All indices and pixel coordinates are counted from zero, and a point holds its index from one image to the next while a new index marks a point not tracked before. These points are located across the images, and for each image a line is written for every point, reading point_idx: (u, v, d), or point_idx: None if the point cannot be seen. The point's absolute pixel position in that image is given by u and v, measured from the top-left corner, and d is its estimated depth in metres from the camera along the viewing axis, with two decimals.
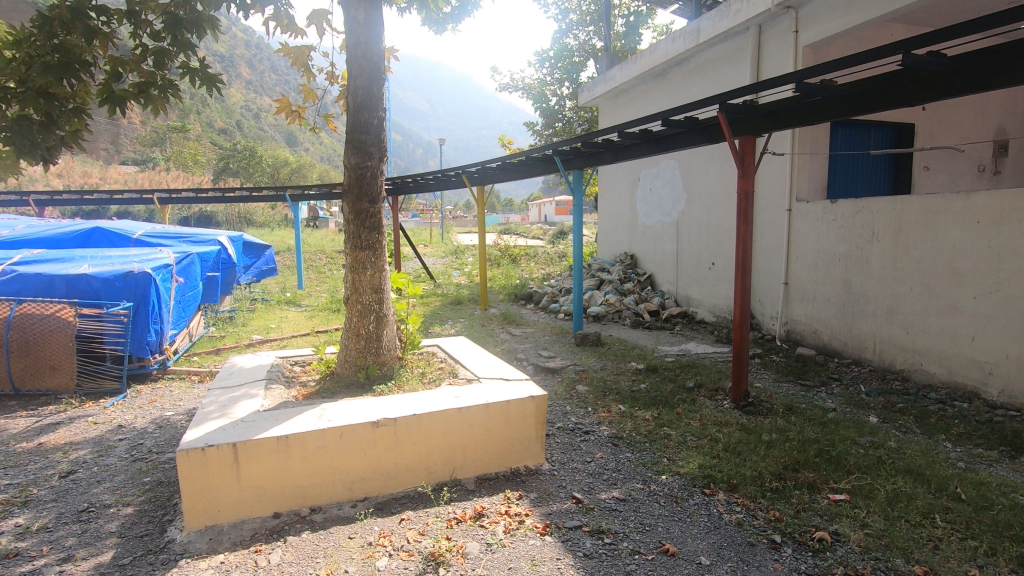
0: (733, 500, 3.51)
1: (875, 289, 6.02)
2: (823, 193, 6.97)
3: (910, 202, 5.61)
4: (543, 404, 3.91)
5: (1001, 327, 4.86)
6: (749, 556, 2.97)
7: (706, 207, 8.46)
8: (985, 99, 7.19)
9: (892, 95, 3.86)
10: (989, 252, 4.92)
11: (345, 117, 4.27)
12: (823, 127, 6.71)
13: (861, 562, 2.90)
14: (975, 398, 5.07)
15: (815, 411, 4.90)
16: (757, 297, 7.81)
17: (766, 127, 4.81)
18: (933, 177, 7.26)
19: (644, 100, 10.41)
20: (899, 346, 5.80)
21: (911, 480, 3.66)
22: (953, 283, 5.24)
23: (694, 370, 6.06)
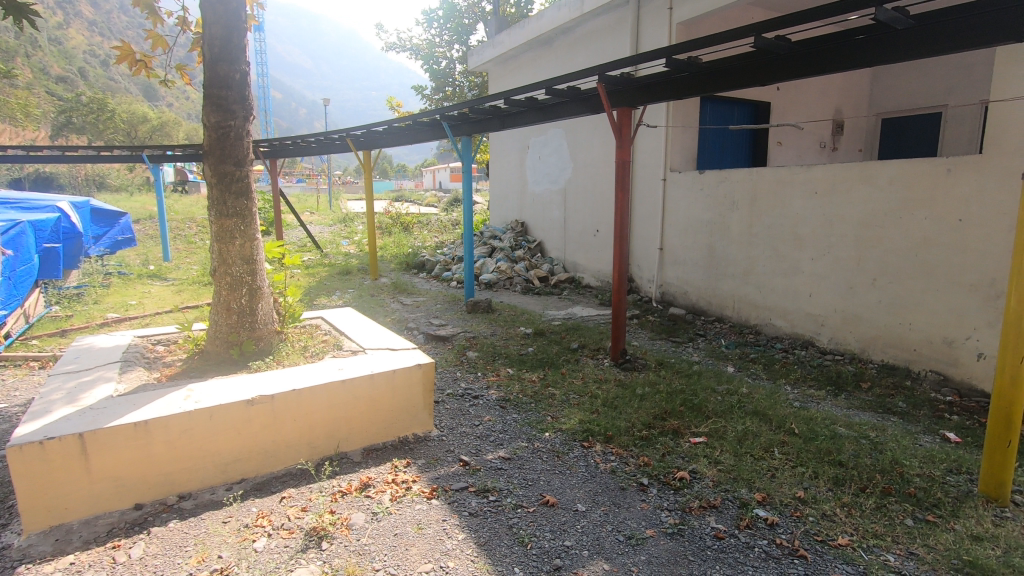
0: (609, 450, 3.79)
1: (734, 253, 6.66)
2: (693, 164, 7.51)
3: (763, 173, 6.22)
4: (430, 371, 3.92)
5: (831, 284, 5.62)
6: (620, 499, 3.25)
7: (591, 176, 8.79)
8: (826, 83, 8.10)
9: (747, 74, 4.22)
10: (824, 219, 5.63)
11: (200, 70, 3.86)
12: (692, 102, 7.19)
13: (714, 494, 3.29)
14: (810, 346, 5.87)
15: (682, 364, 5.40)
16: (635, 262, 8.33)
17: (641, 100, 5.05)
18: (784, 152, 8.07)
19: (532, 67, 10.45)
20: (752, 303, 6.52)
21: (756, 420, 4.18)
22: (795, 247, 5.94)
23: (578, 332, 6.38)
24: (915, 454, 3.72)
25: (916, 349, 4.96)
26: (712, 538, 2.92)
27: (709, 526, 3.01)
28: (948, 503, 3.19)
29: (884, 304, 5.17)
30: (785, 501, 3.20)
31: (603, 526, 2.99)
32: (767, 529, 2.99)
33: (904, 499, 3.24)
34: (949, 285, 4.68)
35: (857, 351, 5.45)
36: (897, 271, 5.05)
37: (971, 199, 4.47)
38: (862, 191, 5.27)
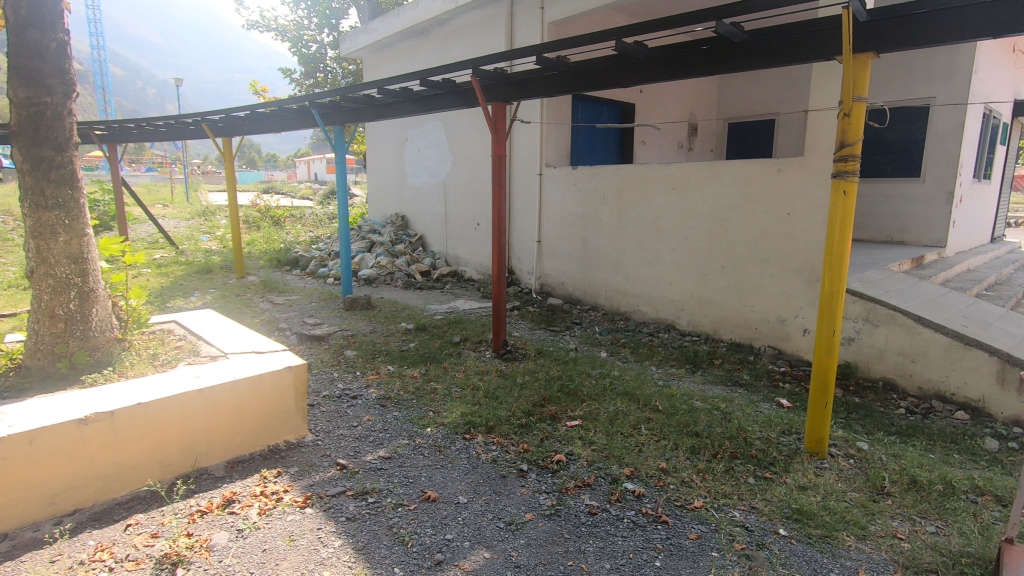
0: (490, 440, 3.85)
1: (605, 245, 7.07)
2: (567, 160, 7.85)
3: (628, 170, 6.66)
4: (302, 373, 3.70)
5: (688, 272, 6.18)
6: (501, 487, 3.31)
7: (470, 169, 8.82)
8: (681, 88, 8.84)
9: (611, 75, 4.48)
10: (680, 213, 6.16)
11: (2, 35, 3.28)
12: (564, 100, 7.49)
13: (588, 473, 3.48)
14: (672, 329, 6.41)
15: (560, 352, 5.63)
16: (515, 254, 8.53)
17: (514, 96, 5.16)
18: (647, 150, 8.69)
19: (408, 57, 10.23)
20: (621, 292, 6.97)
21: (625, 400, 4.49)
22: (657, 238, 6.44)
23: (460, 325, 6.39)
24: (756, 420, 4.22)
25: (757, 327, 5.63)
26: (586, 514, 3.08)
27: (583, 503, 3.18)
28: (781, 460, 3.66)
29: (731, 289, 5.80)
30: (649, 473, 3.48)
31: (483, 515, 3.03)
32: (634, 501, 3.22)
33: (748, 460, 3.67)
34: (781, 271, 5.36)
35: (710, 332, 6.06)
36: (740, 259, 5.68)
37: (796, 195, 5.16)
38: (711, 188, 5.85)
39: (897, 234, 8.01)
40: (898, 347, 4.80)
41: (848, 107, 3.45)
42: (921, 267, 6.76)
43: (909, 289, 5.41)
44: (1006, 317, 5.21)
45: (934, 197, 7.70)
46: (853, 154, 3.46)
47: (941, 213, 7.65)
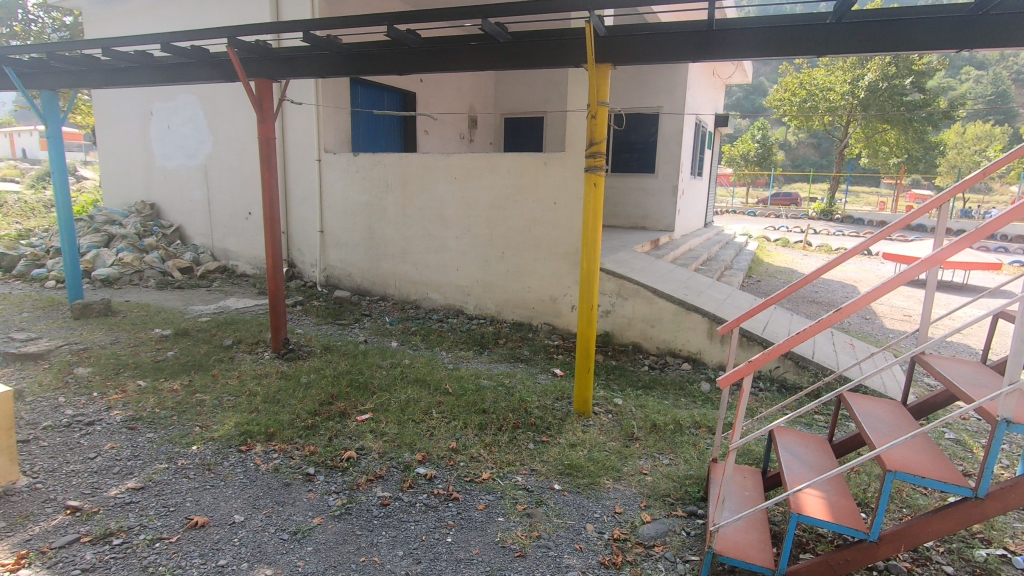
0: (270, 448, 3.54)
1: (391, 234, 7.00)
2: (348, 146, 7.54)
3: (410, 159, 6.67)
4: (8, 403, 2.94)
5: (472, 259, 6.48)
6: (284, 497, 3.08)
7: (236, 152, 7.88)
8: (460, 81, 9.12)
9: (385, 61, 4.41)
10: (462, 202, 6.41)
11: None
12: (341, 82, 7.16)
13: (379, 465, 3.44)
14: (460, 314, 6.66)
15: (348, 346, 5.43)
16: (295, 246, 7.92)
17: (282, 74, 4.76)
18: (430, 140, 8.80)
19: (146, 15, 8.64)
20: (410, 280, 6.99)
21: (416, 387, 4.53)
22: (442, 226, 6.61)
23: (232, 327, 5.72)
24: (535, 391, 4.65)
25: (534, 307, 6.19)
26: (378, 507, 3.05)
27: (375, 496, 3.14)
28: (556, 423, 4.11)
29: (511, 273, 6.25)
30: (440, 455, 3.59)
31: (264, 530, 2.80)
32: (426, 484, 3.30)
33: (528, 428, 4.02)
34: (551, 254, 5.97)
35: (494, 314, 6.46)
36: (517, 245, 6.16)
37: (559, 187, 5.78)
38: (488, 178, 6.20)
39: (640, 221, 9.51)
40: (642, 315, 5.74)
41: (594, 110, 3.97)
42: (657, 248, 8.17)
43: (648, 267, 6.49)
44: (713, 286, 6.61)
45: (664, 190, 9.33)
46: (599, 151, 4.00)
47: (670, 203, 9.32)
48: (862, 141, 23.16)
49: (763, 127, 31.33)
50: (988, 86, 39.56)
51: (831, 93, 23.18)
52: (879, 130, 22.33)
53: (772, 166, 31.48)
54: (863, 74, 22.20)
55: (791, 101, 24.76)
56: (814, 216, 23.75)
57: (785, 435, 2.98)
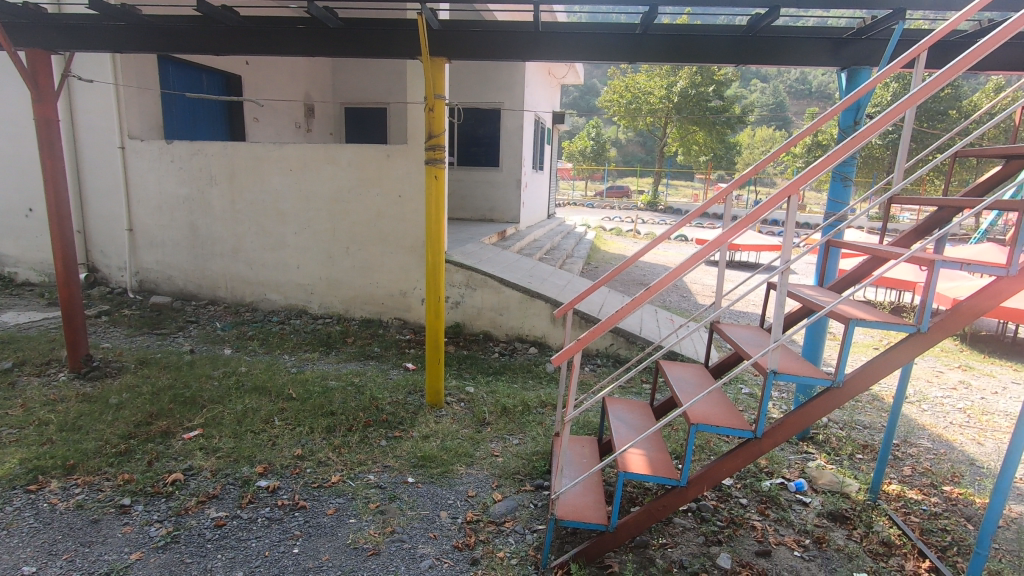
0: (71, 483, 3.05)
1: (218, 230, 6.35)
2: (159, 133, 6.60)
3: (237, 148, 6.09)
4: None
5: (313, 255, 6.14)
6: (91, 536, 2.67)
7: (6, 135, 6.53)
8: (292, 66, 8.50)
9: (198, 39, 3.98)
10: (299, 195, 6.03)
11: None
12: (147, 60, 6.26)
13: (212, 484, 3.14)
14: (303, 314, 6.29)
15: (170, 357, 4.83)
16: (97, 247, 6.82)
17: (64, 44, 4.05)
18: (261, 129, 8.05)
19: None
20: (244, 281, 6.42)
21: (254, 396, 4.20)
22: (278, 222, 6.15)
23: (11, 347, 4.75)
24: (386, 387, 4.57)
25: (383, 302, 6.08)
26: (212, 529, 2.79)
27: (208, 518, 2.86)
28: (408, 417, 4.09)
29: (357, 268, 6.05)
30: (284, 464, 3.37)
31: None
32: (268, 497, 3.09)
33: (380, 426, 3.95)
34: (398, 248, 5.90)
35: (341, 312, 6.21)
36: (362, 240, 5.97)
37: (403, 179, 5.71)
38: (327, 170, 5.90)
39: (487, 213, 9.79)
40: (490, 304, 5.92)
41: (431, 103, 3.99)
42: (504, 239, 8.47)
43: (494, 258, 6.71)
44: (555, 273, 7.05)
45: (509, 183, 9.70)
46: (440, 144, 4.02)
47: (514, 196, 9.72)
48: (678, 140, 26.26)
49: (596, 125, 33.99)
50: (769, 97, 47.22)
51: (651, 97, 25.89)
52: (691, 131, 25.44)
53: (605, 162, 34.33)
54: (676, 81, 25.12)
55: (619, 102, 27.15)
56: (641, 207, 26.41)
57: (615, 403, 3.30)
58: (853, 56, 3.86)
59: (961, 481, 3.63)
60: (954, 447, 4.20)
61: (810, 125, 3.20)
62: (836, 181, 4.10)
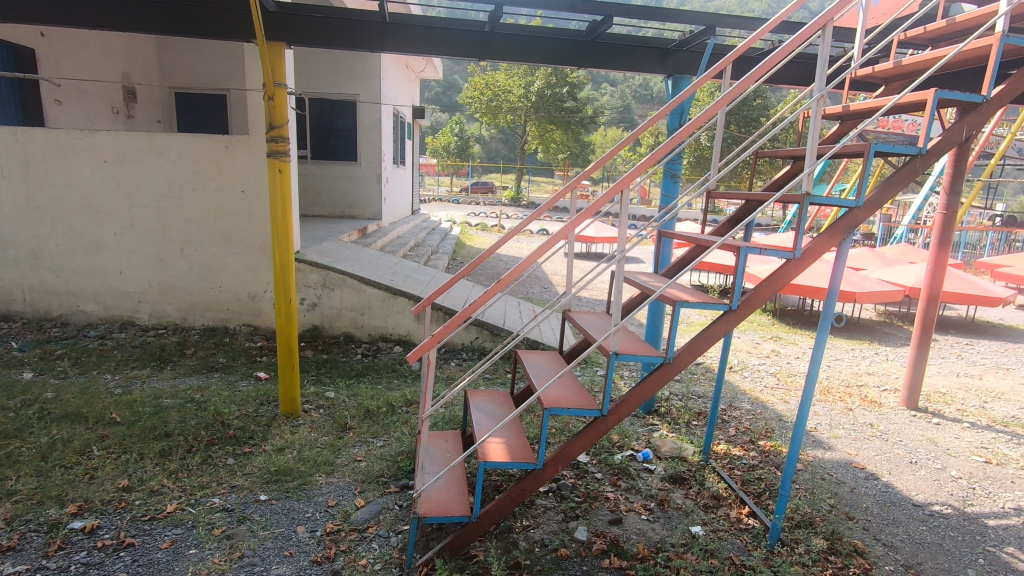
0: None
1: (10, 232, 5.33)
2: None
3: (32, 135, 5.14)
4: None
5: (140, 258, 5.41)
6: None
7: None
8: (106, 42, 7.22)
9: None
10: (118, 190, 5.27)
11: None
12: None
13: (7, 535, 2.63)
14: (129, 326, 5.52)
15: None
16: None
17: None
18: (67, 113, 6.84)
19: None
20: (49, 291, 5.46)
21: (65, 425, 3.60)
22: (91, 221, 5.32)
23: None
24: (233, 400, 4.18)
25: (228, 308, 5.55)
26: None
27: None
28: (260, 431, 3.78)
29: (195, 272, 5.45)
30: (105, 499, 2.94)
31: None
32: (86, 539, 2.68)
33: (226, 443, 3.61)
34: (243, 248, 5.42)
35: (178, 321, 5.56)
36: (199, 240, 5.38)
37: (246, 173, 5.24)
38: (152, 161, 5.22)
39: (347, 209, 9.40)
40: (350, 304, 5.68)
41: (271, 91, 3.67)
42: (364, 236, 8.17)
43: (354, 255, 6.45)
44: (418, 270, 6.97)
45: (368, 178, 9.38)
46: (283, 136, 3.74)
47: (375, 192, 9.43)
48: (537, 138, 27.34)
49: (459, 122, 34.09)
50: (617, 100, 51.06)
51: (510, 95, 26.59)
52: (549, 129, 26.60)
53: (469, 158, 34.61)
54: (533, 81, 26.12)
55: (480, 99, 27.47)
56: (506, 203, 27.05)
57: (476, 395, 3.36)
58: (676, 65, 4.29)
59: (772, 435, 4.25)
60: (767, 406, 4.90)
61: (644, 124, 3.45)
62: (666, 178, 4.55)
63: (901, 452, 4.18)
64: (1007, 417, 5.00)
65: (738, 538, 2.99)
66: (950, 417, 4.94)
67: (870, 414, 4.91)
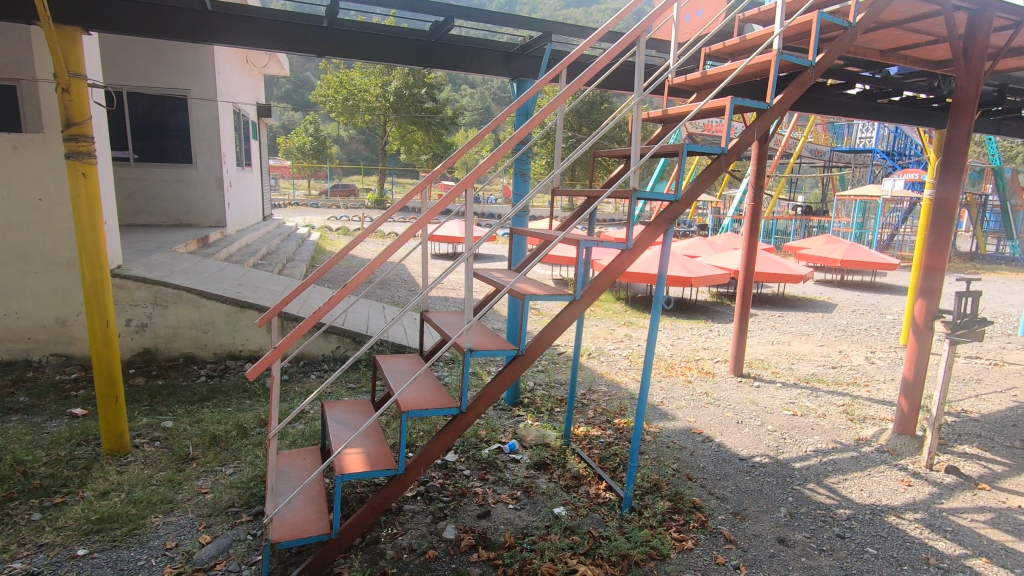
0: None
1: None
2: None
3: None
4: None
5: None
6: None
7: None
8: None
9: None
10: None
11: None
12: None
13: None
14: None
15: None
16: None
17: None
18: None
19: None
20: None
21: None
22: None
23: None
24: (39, 445, 3.55)
25: (30, 337, 4.72)
26: None
27: None
28: (76, 476, 3.27)
29: None
30: None
31: None
32: None
33: (30, 496, 3.06)
34: (46, 266, 4.63)
35: None
36: None
37: (44, 179, 4.48)
38: None
39: (184, 217, 8.47)
40: (189, 322, 5.12)
41: (65, 82, 3.17)
42: (205, 245, 7.40)
43: (191, 267, 5.81)
44: (270, 279, 6.48)
45: (208, 182, 8.52)
46: (84, 135, 3.24)
47: (216, 197, 8.60)
48: (398, 139, 26.83)
49: (314, 121, 32.28)
50: (477, 102, 51.85)
51: (367, 94, 25.79)
52: (409, 130, 26.25)
53: (327, 159, 32.94)
54: (389, 80, 25.59)
55: (335, 98, 26.24)
56: (369, 205, 26.18)
57: (333, 407, 3.21)
58: (521, 68, 4.46)
59: (625, 413, 4.62)
60: (620, 387, 5.31)
61: (490, 124, 3.53)
62: (517, 176, 4.72)
63: (730, 414, 4.77)
64: (808, 375, 5.94)
65: (596, 512, 3.20)
66: (767, 379, 5.76)
67: (706, 384, 5.54)
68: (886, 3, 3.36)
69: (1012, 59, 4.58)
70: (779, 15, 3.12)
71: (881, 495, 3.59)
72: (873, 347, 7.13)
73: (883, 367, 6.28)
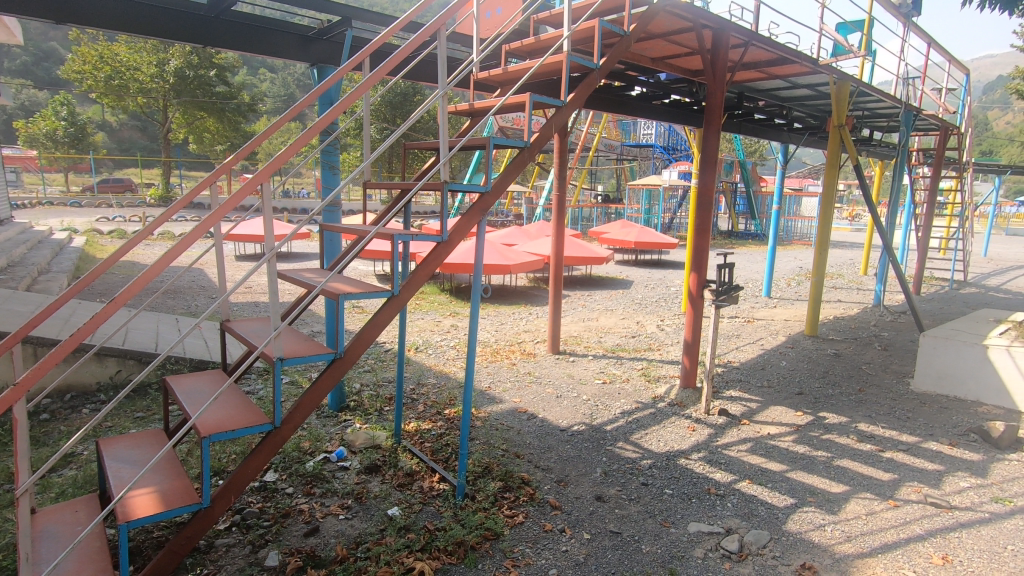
0: None
1: None
2: None
3: None
4: None
5: None
6: None
7: None
8: None
9: None
10: None
11: None
12: None
13: None
14: None
15: None
16: None
17: None
18: None
19: None
20: None
21: None
22: None
23: None
24: None
25: None
26: None
27: None
28: None
29: None
30: None
31: None
32: None
33: None
34: None
35: None
36: None
37: None
38: None
39: None
40: None
41: None
42: None
43: None
44: (12, 297, 5.21)
45: None
46: None
47: None
48: (184, 126, 23.43)
49: (66, 102, 26.56)
50: (278, 88, 47.64)
51: (137, 73, 22.03)
52: (198, 116, 23.11)
53: (90, 148, 27.41)
54: (167, 58, 22.16)
55: (94, 75, 21.90)
56: (153, 203, 22.47)
57: (112, 444, 2.70)
58: (320, 54, 4.17)
59: (454, 402, 4.69)
60: (449, 377, 5.38)
61: (290, 110, 3.22)
62: (324, 169, 4.43)
63: (550, 390, 5.14)
64: (614, 346, 6.66)
65: (431, 505, 3.20)
66: (580, 354, 6.32)
67: (528, 364, 5.89)
68: (651, 16, 3.82)
69: (746, 72, 5.60)
70: (566, 19, 3.37)
71: (673, 442, 4.18)
72: (662, 316, 8.26)
73: (671, 333, 7.32)
